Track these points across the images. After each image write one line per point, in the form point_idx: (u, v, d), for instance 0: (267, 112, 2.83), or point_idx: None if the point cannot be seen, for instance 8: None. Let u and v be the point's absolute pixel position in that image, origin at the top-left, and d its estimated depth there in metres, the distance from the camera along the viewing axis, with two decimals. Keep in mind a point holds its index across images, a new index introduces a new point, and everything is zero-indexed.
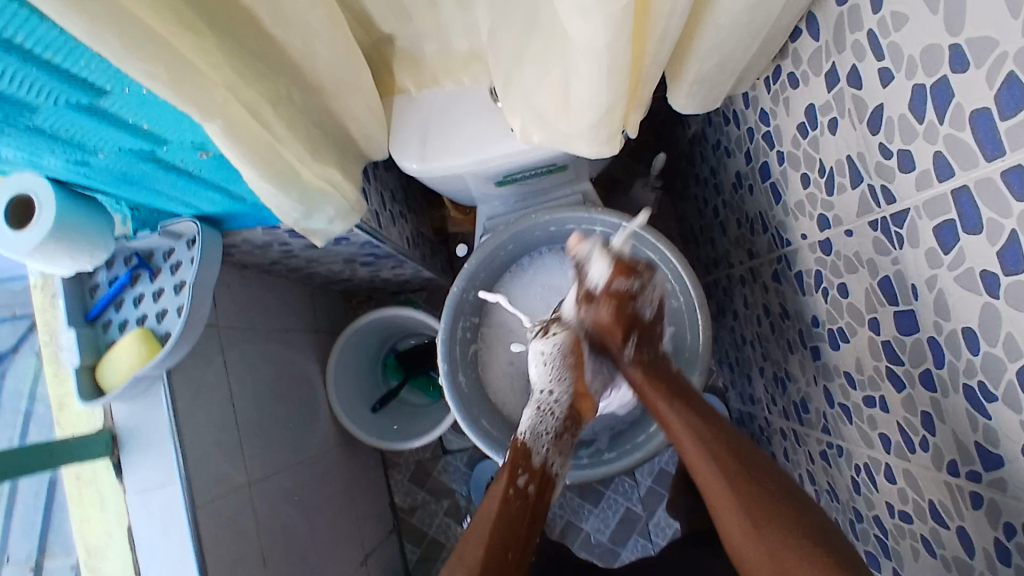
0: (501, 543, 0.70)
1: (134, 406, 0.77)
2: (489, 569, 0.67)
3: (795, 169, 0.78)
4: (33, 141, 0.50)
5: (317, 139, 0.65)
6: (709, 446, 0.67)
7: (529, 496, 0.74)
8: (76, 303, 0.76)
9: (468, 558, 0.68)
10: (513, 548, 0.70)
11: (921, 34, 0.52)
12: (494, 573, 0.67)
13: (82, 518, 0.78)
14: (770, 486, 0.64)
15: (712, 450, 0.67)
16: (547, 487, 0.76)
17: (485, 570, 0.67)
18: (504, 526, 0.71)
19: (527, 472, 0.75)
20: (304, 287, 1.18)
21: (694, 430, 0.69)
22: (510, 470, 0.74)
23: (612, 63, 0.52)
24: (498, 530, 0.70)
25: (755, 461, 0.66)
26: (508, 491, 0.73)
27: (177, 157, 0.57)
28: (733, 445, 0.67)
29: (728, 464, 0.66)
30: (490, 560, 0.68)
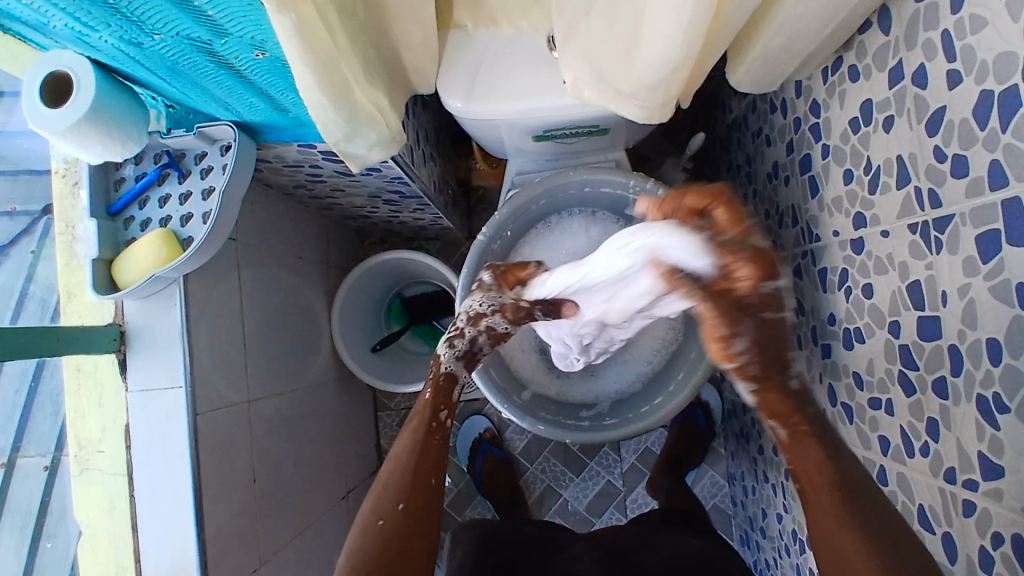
0: (425, 469, 0.69)
1: (146, 306, 0.77)
2: (417, 492, 0.67)
3: (839, 165, 0.78)
4: (91, 9, 0.49)
5: (370, 59, 0.63)
6: (833, 494, 0.63)
7: (447, 429, 0.73)
8: (100, 194, 0.75)
9: (391, 486, 0.67)
10: (436, 473, 0.69)
11: (1000, 38, 0.51)
12: (419, 500, 0.67)
13: (77, 411, 0.79)
14: (881, 521, 0.61)
15: (833, 505, 0.63)
16: (467, 418, 0.76)
17: (414, 493, 0.67)
18: (429, 455, 0.70)
19: (447, 406, 0.74)
20: (321, 217, 1.17)
21: (835, 487, 0.64)
22: (432, 405, 0.73)
23: (692, 18, 0.52)
24: (422, 458, 0.69)
25: (871, 503, 0.62)
26: (431, 424, 0.72)
27: (232, 53, 0.56)
28: (863, 498, 0.63)
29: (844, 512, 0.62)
30: (414, 484, 0.68)
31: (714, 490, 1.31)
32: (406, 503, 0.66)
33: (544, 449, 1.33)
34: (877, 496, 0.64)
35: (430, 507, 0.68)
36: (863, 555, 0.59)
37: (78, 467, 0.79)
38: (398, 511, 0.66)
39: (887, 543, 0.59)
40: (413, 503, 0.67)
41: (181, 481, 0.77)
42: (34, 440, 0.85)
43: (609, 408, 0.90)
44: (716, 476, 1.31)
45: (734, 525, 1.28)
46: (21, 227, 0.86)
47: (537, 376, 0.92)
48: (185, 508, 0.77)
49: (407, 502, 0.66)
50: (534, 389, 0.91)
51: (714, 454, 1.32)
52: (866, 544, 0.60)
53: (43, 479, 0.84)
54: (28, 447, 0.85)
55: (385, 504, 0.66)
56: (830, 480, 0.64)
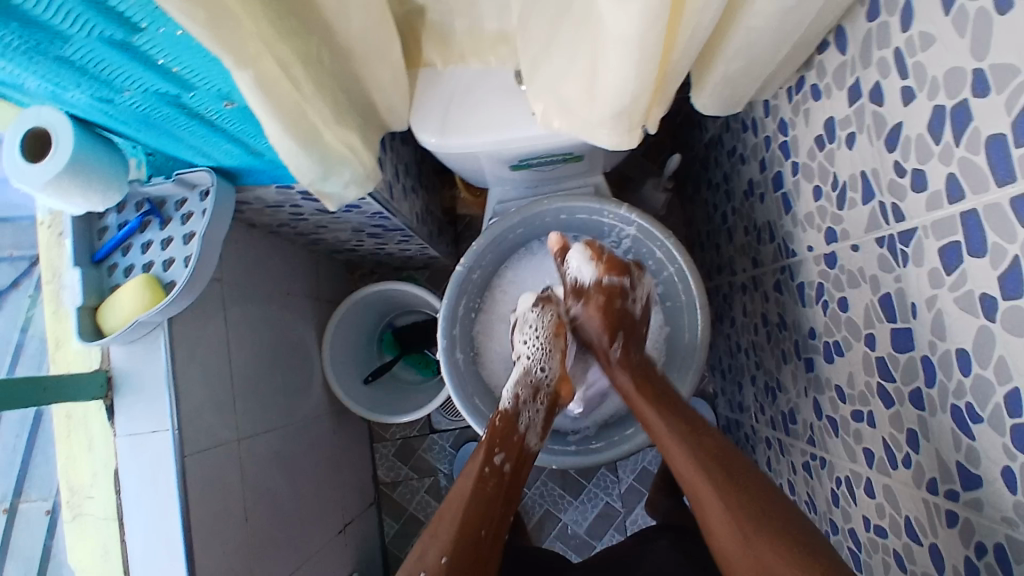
0: (474, 521, 0.68)
1: (132, 351, 0.78)
2: (463, 544, 0.66)
3: (808, 181, 0.79)
4: (61, 71, 0.51)
5: (340, 102, 0.65)
6: (718, 485, 0.65)
7: (504, 475, 0.73)
8: (84, 243, 0.76)
9: (440, 537, 0.67)
10: (485, 525, 0.69)
11: (947, 55, 0.53)
12: (468, 552, 0.66)
13: (69, 458, 0.80)
14: (791, 522, 0.61)
15: (722, 496, 0.64)
16: (522, 466, 0.76)
17: (460, 545, 0.66)
18: (479, 503, 0.70)
19: (502, 450, 0.74)
20: (309, 253, 1.19)
21: (709, 459, 0.67)
22: (487, 448, 0.73)
23: (644, 53, 0.53)
24: (472, 507, 0.69)
25: (769, 501, 0.63)
26: (484, 469, 0.72)
27: (201, 104, 0.58)
28: (758, 495, 0.64)
29: (732, 500, 0.64)
30: (463, 536, 0.67)
31: None
32: (450, 557, 0.65)
33: (542, 473, 1.33)
34: (762, 482, 0.65)
35: (473, 561, 0.66)
36: (765, 549, 0.60)
37: (72, 513, 0.80)
38: (442, 565, 0.64)
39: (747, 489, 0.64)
40: (460, 558, 0.66)
41: (171, 523, 0.77)
42: (36, 485, 1.05)
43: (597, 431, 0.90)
44: None
45: None
46: (12, 279, 1.05)
47: None
48: (176, 551, 0.77)
49: (452, 555, 0.65)
50: None
51: None
52: (745, 530, 0.61)
53: (43, 521, 1.02)
54: (31, 492, 1.05)
55: (429, 556, 0.65)
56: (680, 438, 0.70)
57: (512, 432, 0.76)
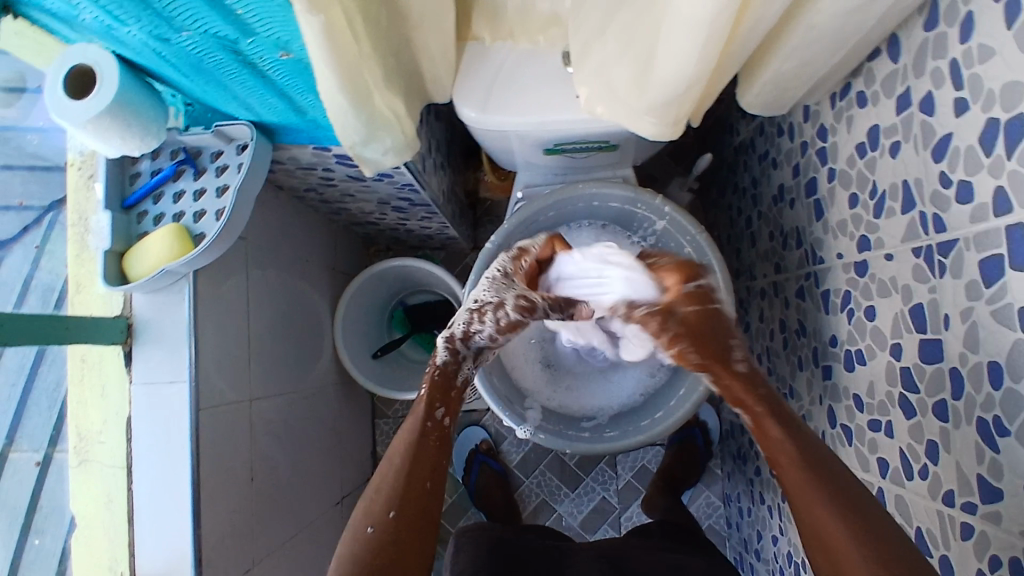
0: (419, 475, 0.64)
1: (156, 299, 0.77)
2: (409, 499, 0.62)
3: (844, 188, 0.79)
4: (123, 3, 0.50)
5: (390, 66, 0.65)
6: (830, 502, 0.56)
7: (444, 428, 0.68)
8: (115, 187, 0.76)
9: (385, 490, 0.63)
10: (432, 476, 0.64)
11: (1008, 68, 0.53)
12: (412, 506, 0.62)
13: (81, 402, 0.79)
14: (874, 518, 0.55)
15: (805, 474, 0.58)
16: (463, 414, 0.70)
17: (405, 503, 0.62)
18: (423, 455, 0.65)
19: (444, 404, 0.68)
20: (329, 222, 1.18)
21: (800, 468, 0.58)
22: (427, 402, 0.67)
23: (708, 38, 0.53)
24: (416, 461, 0.64)
25: (860, 497, 0.56)
26: (426, 424, 0.66)
27: (257, 53, 0.57)
28: (853, 494, 0.57)
29: (836, 498, 0.56)
30: (410, 492, 0.62)
31: (710, 511, 1.31)
32: (397, 511, 0.61)
33: (541, 463, 1.33)
34: (857, 489, 0.57)
35: (423, 516, 0.62)
36: (850, 551, 0.53)
37: (77, 459, 0.80)
38: (388, 518, 0.61)
39: (859, 515, 0.55)
40: (406, 513, 0.61)
41: (179, 476, 0.77)
42: (29, 434, 0.82)
43: (609, 420, 0.90)
44: (712, 497, 1.31)
45: (729, 546, 1.28)
46: (28, 221, 0.83)
47: (537, 387, 0.92)
48: (182, 504, 0.77)
49: (399, 509, 0.61)
50: (536, 400, 0.91)
51: (711, 474, 1.32)
52: (849, 532, 0.54)
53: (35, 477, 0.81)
54: (22, 441, 0.82)
55: (376, 510, 0.61)
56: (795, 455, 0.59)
57: (452, 383, 0.69)
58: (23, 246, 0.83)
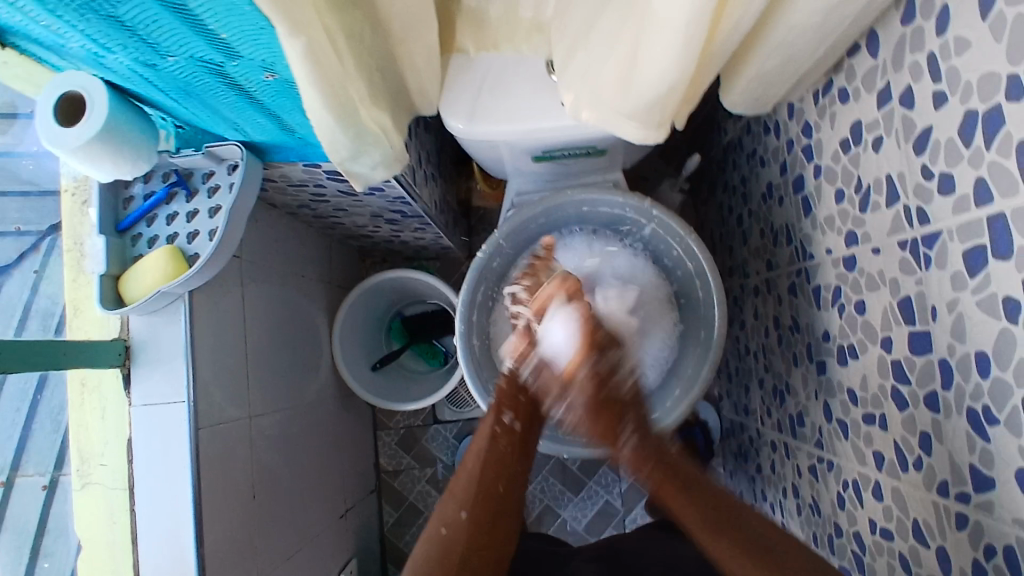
0: (491, 479, 0.74)
1: (152, 321, 0.78)
2: (481, 499, 0.72)
3: (831, 184, 0.80)
4: (109, 31, 0.51)
5: (375, 81, 0.66)
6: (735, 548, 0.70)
7: (515, 433, 0.79)
8: (109, 211, 0.76)
9: (458, 495, 0.73)
10: (503, 479, 0.75)
11: (983, 60, 0.53)
12: (488, 503, 0.72)
13: (81, 426, 0.80)
14: (792, 571, 0.67)
15: (720, 547, 0.71)
16: (531, 424, 0.81)
17: (478, 501, 0.72)
18: (492, 462, 0.75)
19: (512, 411, 0.81)
20: (324, 237, 1.19)
21: (713, 506, 0.74)
22: (495, 410, 0.80)
23: (685, 43, 0.54)
24: (487, 464, 0.75)
25: (790, 565, 0.67)
26: (495, 428, 0.79)
27: (242, 75, 0.58)
28: (715, 498, 0.75)
29: (694, 504, 0.75)
30: (480, 493, 0.72)
31: None
32: (468, 510, 0.71)
33: (543, 469, 1.33)
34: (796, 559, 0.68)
35: (494, 519, 0.72)
36: None
37: (79, 482, 0.80)
38: (462, 517, 0.71)
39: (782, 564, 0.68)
40: (478, 510, 0.71)
41: (180, 495, 0.77)
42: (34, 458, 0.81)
43: None
44: None
45: None
46: (26, 247, 0.84)
47: None
48: (184, 524, 0.77)
49: (471, 510, 0.71)
50: None
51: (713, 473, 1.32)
52: (760, 566, 0.68)
53: (41, 499, 0.81)
54: (28, 465, 0.82)
55: (449, 512, 0.71)
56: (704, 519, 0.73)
57: (518, 391, 0.82)
58: (21, 272, 0.84)
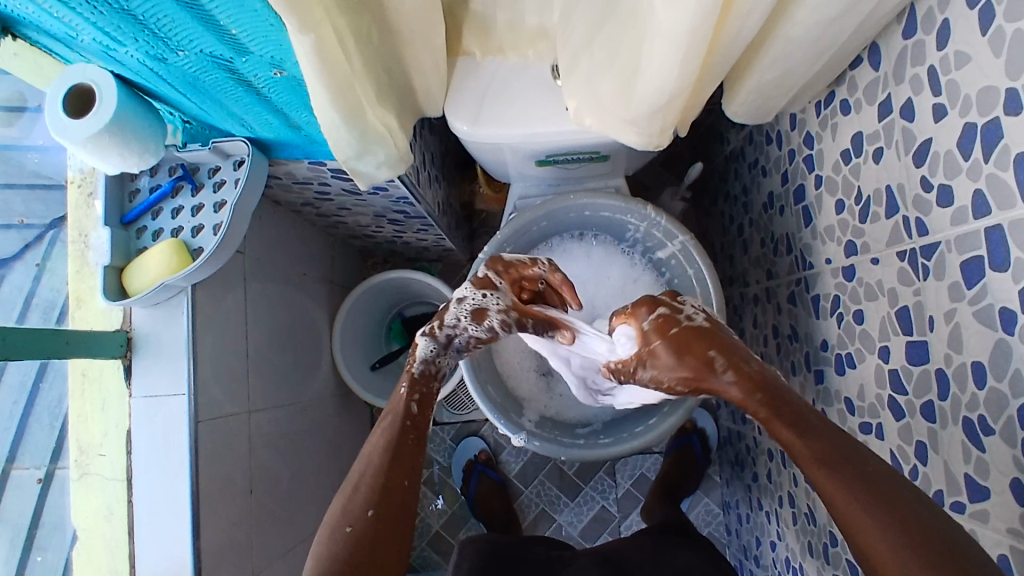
0: (398, 471, 0.61)
1: (155, 314, 0.79)
2: (389, 496, 0.59)
3: (831, 195, 0.80)
4: (120, 24, 0.52)
5: (382, 81, 0.66)
6: (822, 457, 0.53)
7: (424, 419, 0.66)
8: (114, 203, 0.77)
9: (363, 488, 0.60)
10: (409, 474, 0.62)
11: (983, 73, 0.54)
12: (393, 499, 0.60)
13: (81, 417, 0.80)
14: None
15: (820, 447, 0.53)
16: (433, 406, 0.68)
17: (387, 497, 0.59)
18: (401, 454, 0.62)
19: (419, 397, 0.67)
20: (326, 236, 1.19)
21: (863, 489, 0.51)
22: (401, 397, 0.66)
23: (688, 51, 0.54)
24: (393, 462, 0.61)
25: (911, 505, 0.50)
26: (403, 421, 0.65)
27: (251, 71, 0.59)
28: (901, 503, 0.50)
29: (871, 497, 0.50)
30: (386, 488, 0.60)
31: (710, 518, 1.31)
32: (378, 508, 0.59)
33: (540, 473, 1.33)
34: (913, 502, 0.50)
35: (403, 515, 0.60)
36: (885, 550, 0.48)
37: (77, 472, 0.81)
38: (369, 515, 0.58)
39: (894, 505, 0.50)
40: (386, 509, 0.59)
41: (179, 486, 0.78)
42: (31, 450, 0.83)
43: (604, 427, 0.91)
44: (711, 504, 1.32)
45: (728, 554, 1.28)
46: (29, 240, 0.85)
47: (533, 395, 0.93)
48: (182, 515, 0.77)
49: (378, 505, 0.59)
50: (532, 409, 0.92)
51: (710, 481, 1.32)
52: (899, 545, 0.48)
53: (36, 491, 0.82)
54: (24, 458, 0.82)
55: (355, 508, 0.59)
56: (810, 440, 0.54)
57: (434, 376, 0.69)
58: (23, 264, 0.84)
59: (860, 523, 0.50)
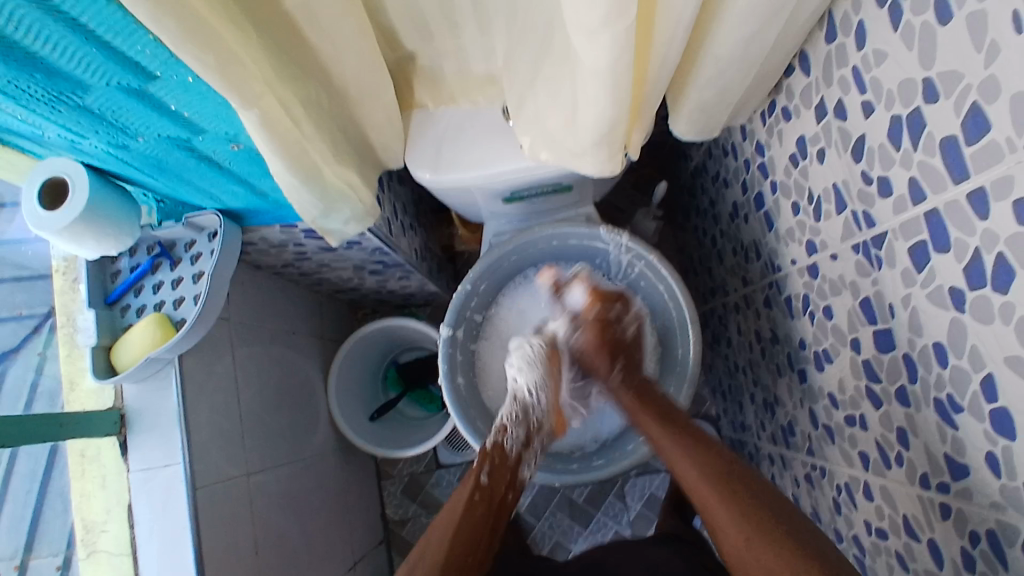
0: (463, 545, 0.73)
1: (143, 388, 0.81)
2: (450, 567, 0.70)
3: (786, 198, 0.83)
4: (81, 120, 0.55)
5: (338, 141, 0.69)
6: (709, 478, 0.67)
7: (491, 494, 0.78)
8: (97, 286, 0.80)
9: (428, 555, 0.71)
10: (474, 549, 0.74)
11: (899, 68, 0.56)
12: (455, 570, 0.71)
13: (82, 495, 0.80)
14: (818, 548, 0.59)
15: (728, 506, 0.64)
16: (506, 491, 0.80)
17: (449, 569, 0.70)
18: (471, 529, 0.74)
19: (491, 471, 0.79)
20: (312, 293, 1.22)
21: (749, 524, 0.62)
22: (477, 466, 0.79)
23: (616, 80, 0.57)
24: (459, 534, 0.73)
25: (775, 507, 0.63)
26: (473, 496, 0.76)
27: (210, 147, 0.62)
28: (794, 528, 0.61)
29: (730, 503, 0.64)
30: (452, 556, 0.71)
31: None
32: None
33: (550, 504, 1.33)
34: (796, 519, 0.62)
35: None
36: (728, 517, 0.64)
37: (84, 552, 0.80)
38: None
39: (768, 516, 0.62)
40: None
41: (182, 556, 0.79)
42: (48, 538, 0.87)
43: (596, 449, 0.93)
44: None
45: None
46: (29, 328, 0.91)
47: None
48: None
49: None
50: None
51: None
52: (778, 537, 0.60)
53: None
54: (42, 546, 0.87)
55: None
56: (699, 468, 0.69)
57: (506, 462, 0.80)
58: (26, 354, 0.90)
59: (741, 537, 0.62)
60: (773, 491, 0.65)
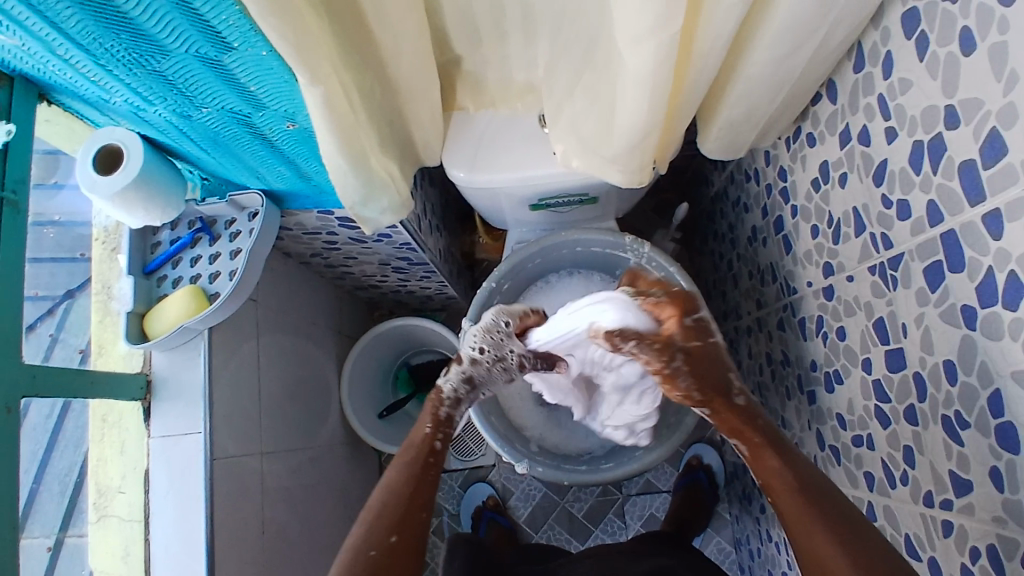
0: (418, 503, 0.66)
1: (172, 357, 0.83)
2: (408, 522, 0.64)
3: (806, 222, 0.85)
4: (153, 85, 0.59)
5: (384, 132, 0.73)
6: (795, 493, 0.61)
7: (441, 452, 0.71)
8: (137, 255, 0.83)
9: (381, 515, 0.64)
10: (428, 507, 0.67)
11: (923, 96, 0.60)
12: (414, 529, 0.64)
13: (100, 459, 0.83)
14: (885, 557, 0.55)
15: (800, 500, 0.60)
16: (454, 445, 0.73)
17: (407, 527, 0.64)
18: (423, 488, 0.67)
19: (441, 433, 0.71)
20: (334, 288, 1.25)
21: (809, 502, 0.60)
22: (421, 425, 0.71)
23: (654, 89, 0.61)
24: (412, 491, 0.66)
25: (841, 509, 0.59)
26: (426, 456, 0.69)
27: (267, 123, 0.65)
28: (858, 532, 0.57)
29: (811, 510, 0.59)
30: (408, 516, 0.64)
31: (722, 557, 1.30)
32: (396, 536, 0.63)
33: (549, 516, 1.34)
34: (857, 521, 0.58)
35: (422, 539, 0.65)
36: (811, 525, 0.58)
37: (95, 515, 0.82)
38: (389, 542, 0.62)
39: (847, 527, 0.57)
40: (406, 534, 0.64)
41: (193, 522, 0.80)
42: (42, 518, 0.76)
43: (604, 453, 0.96)
44: (723, 542, 1.31)
45: None
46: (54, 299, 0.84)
47: (537, 426, 0.97)
48: (197, 548, 0.80)
49: (399, 533, 0.63)
50: (536, 440, 0.96)
51: (720, 519, 1.32)
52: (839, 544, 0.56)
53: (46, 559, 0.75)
54: (36, 525, 0.75)
55: (377, 536, 0.63)
56: (796, 483, 0.62)
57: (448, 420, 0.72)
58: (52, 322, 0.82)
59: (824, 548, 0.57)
60: (842, 501, 0.60)
